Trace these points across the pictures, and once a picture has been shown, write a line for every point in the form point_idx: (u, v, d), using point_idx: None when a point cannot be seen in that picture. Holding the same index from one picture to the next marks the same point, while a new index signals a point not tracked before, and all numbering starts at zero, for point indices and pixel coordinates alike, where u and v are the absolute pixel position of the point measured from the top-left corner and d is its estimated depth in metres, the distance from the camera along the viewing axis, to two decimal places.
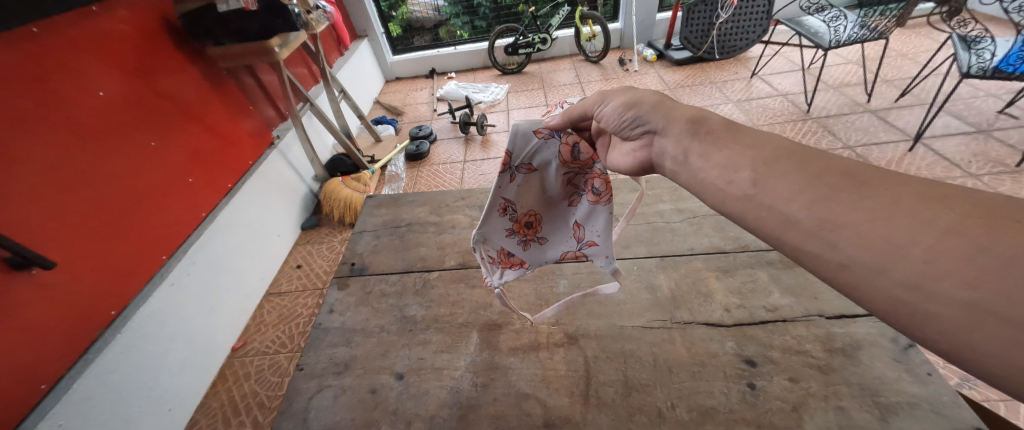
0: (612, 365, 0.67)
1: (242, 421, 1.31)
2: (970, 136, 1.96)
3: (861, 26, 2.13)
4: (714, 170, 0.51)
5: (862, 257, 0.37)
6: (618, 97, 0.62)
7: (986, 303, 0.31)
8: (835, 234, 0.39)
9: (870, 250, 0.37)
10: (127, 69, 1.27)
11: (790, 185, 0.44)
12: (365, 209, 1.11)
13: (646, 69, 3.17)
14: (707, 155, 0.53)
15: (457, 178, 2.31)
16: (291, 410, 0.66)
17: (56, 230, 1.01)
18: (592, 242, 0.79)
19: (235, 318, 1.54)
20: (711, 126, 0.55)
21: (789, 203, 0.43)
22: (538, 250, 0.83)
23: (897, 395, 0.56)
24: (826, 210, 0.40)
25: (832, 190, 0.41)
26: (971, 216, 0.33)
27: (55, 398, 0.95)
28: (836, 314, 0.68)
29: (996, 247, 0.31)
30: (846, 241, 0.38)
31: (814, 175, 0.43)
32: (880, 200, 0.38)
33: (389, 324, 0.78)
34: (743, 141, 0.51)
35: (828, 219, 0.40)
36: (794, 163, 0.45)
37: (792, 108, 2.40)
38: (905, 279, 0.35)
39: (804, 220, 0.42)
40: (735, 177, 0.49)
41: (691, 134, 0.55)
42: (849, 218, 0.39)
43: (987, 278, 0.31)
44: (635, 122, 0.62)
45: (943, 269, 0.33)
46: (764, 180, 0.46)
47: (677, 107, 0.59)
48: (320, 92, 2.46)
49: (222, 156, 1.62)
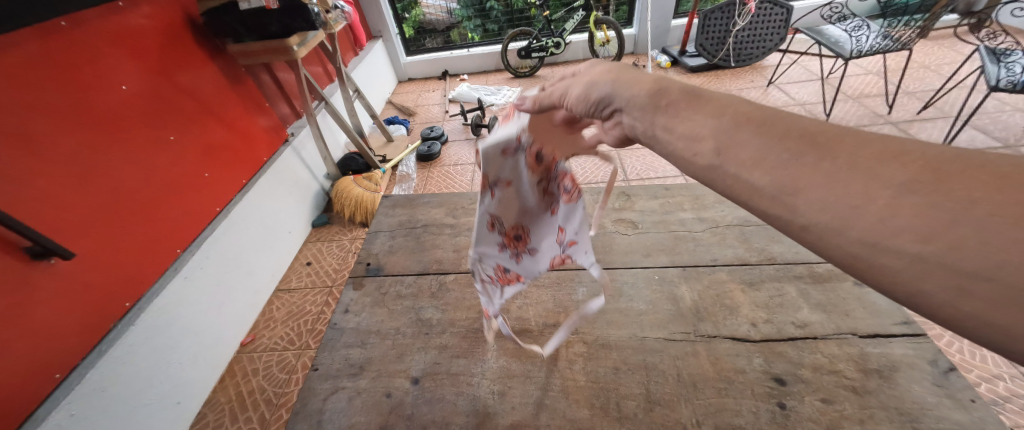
0: (634, 377, 0.64)
1: (249, 417, 1.30)
2: (997, 151, 1.90)
3: (883, 37, 2.08)
4: (678, 142, 0.47)
5: (818, 219, 0.36)
6: (577, 82, 0.57)
7: (939, 256, 0.30)
8: (795, 200, 0.37)
9: (829, 212, 0.35)
10: (150, 64, 1.29)
11: (753, 151, 0.40)
12: (381, 209, 1.10)
13: (659, 75, 3.14)
14: (671, 128, 0.48)
15: (468, 180, 2.29)
16: (306, 411, 0.65)
17: (76, 222, 1.02)
18: (572, 241, 0.78)
19: (246, 313, 1.54)
20: (670, 96, 0.50)
21: (752, 172, 0.40)
22: (529, 261, 0.80)
23: (938, 422, 0.54)
24: (789, 176, 0.38)
25: (796, 153, 0.38)
26: (928, 171, 0.32)
27: (70, 388, 0.96)
28: (870, 334, 0.66)
29: (947, 201, 0.30)
30: (808, 204, 0.36)
31: (775, 138, 0.40)
32: (839, 161, 0.35)
33: (405, 326, 0.77)
34: (708, 108, 0.46)
35: (789, 183, 0.37)
36: (756, 127, 0.42)
37: (810, 118, 2.36)
38: (860, 237, 0.33)
39: (767, 188, 0.39)
40: (697, 149, 0.45)
41: (650, 109, 0.50)
42: (811, 180, 0.36)
43: (936, 232, 0.30)
44: (600, 104, 0.56)
45: (894, 227, 0.32)
46: (727, 149, 0.42)
47: (638, 79, 0.53)
48: (335, 91, 2.47)
49: (238, 152, 1.63)
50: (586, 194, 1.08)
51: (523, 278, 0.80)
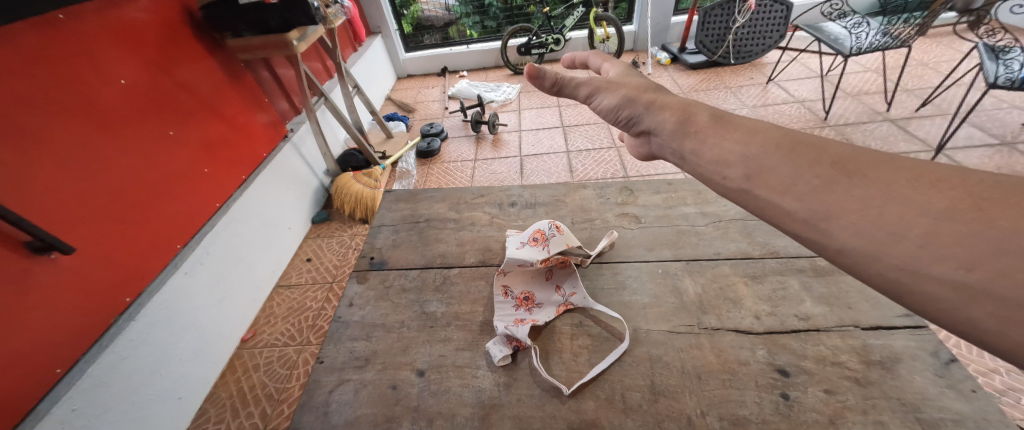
0: (639, 369, 0.65)
1: (251, 412, 1.30)
2: (994, 148, 1.91)
3: (883, 34, 2.07)
4: (708, 165, 0.50)
5: (855, 244, 0.38)
6: (610, 93, 0.61)
7: (982, 283, 0.33)
8: (829, 225, 0.40)
9: (866, 238, 0.38)
10: (148, 58, 1.28)
11: (782, 177, 0.44)
12: (384, 204, 1.10)
13: (659, 71, 3.14)
14: (700, 152, 0.51)
15: (468, 177, 2.29)
16: (312, 403, 0.65)
17: (75, 216, 1.01)
18: (573, 292, 0.79)
19: (246, 309, 1.54)
20: (698, 123, 0.53)
21: (783, 197, 0.43)
22: (543, 294, 0.81)
23: (939, 411, 0.55)
24: (819, 201, 0.41)
25: (825, 181, 0.41)
26: (963, 200, 0.35)
27: (71, 382, 0.95)
28: (872, 325, 0.66)
29: (989, 230, 0.33)
30: (842, 230, 0.39)
31: (805, 165, 0.43)
32: (871, 188, 0.39)
33: (410, 319, 0.77)
34: (738, 133, 0.49)
35: (821, 209, 0.40)
36: (785, 154, 0.45)
37: (809, 115, 2.37)
38: (900, 263, 0.36)
39: (799, 212, 0.42)
40: (728, 172, 0.48)
41: (680, 133, 0.54)
42: (843, 207, 0.39)
43: (978, 260, 0.33)
44: (627, 122, 0.61)
45: (935, 253, 0.35)
46: (758, 174, 0.45)
47: (667, 104, 0.57)
48: (334, 87, 2.46)
49: (237, 147, 1.62)
50: (588, 189, 1.08)
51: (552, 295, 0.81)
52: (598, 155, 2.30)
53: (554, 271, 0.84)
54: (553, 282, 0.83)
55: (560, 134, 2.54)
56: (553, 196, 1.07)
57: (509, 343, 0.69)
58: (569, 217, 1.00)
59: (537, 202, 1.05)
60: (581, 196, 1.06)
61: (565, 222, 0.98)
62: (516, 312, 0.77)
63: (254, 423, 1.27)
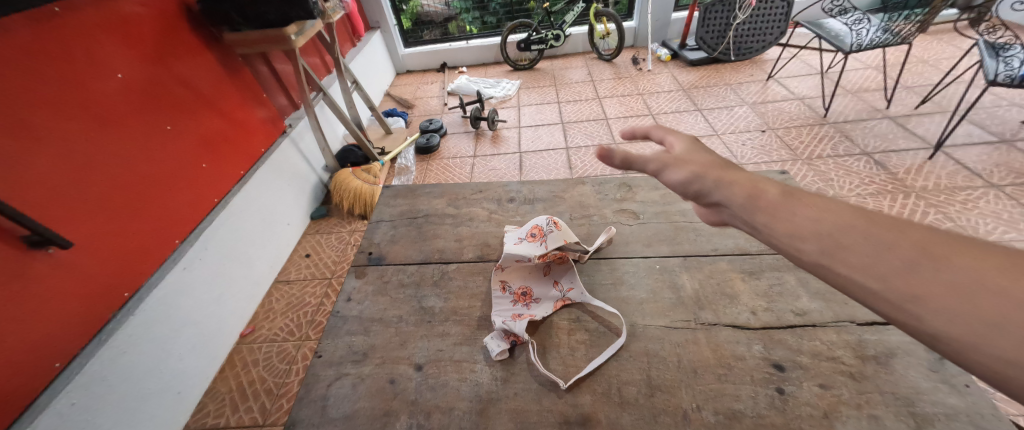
0: (635, 364, 0.65)
1: (250, 407, 1.30)
2: (992, 145, 1.91)
3: (883, 31, 2.08)
4: (782, 239, 0.43)
5: (948, 330, 0.32)
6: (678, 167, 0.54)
7: None
8: (917, 307, 0.34)
9: (962, 326, 0.32)
10: (145, 53, 1.27)
11: (860, 252, 0.38)
12: (382, 199, 1.11)
13: (659, 68, 3.13)
14: (774, 227, 0.45)
15: (467, 173, 2.29)
16: (310, 397, 0.66)
17: (72, 211, 1.01)
18: (571, 287, 0.80)
19: (245, 304, 1.54)
20: (773, 196, 0.47)
21: (859, 272, 0.38)
22: (541, 290, 0.82)
23: (933, 406, 0.55)
24: (905, 282, 0.35)
25: (913, 259, 0.36)
26: None
27: (69, 377, 0.95)
28: (868, 321, 0.67)
29: None
30: (931, 314, 0.33)
31: (889, 242, 0.38)
32: (967, 273, 0.33)
33: (407, 314, 0.77)
34: (814, 207, 0.44)
35: (905, 290, 0.35)
36: (866, 228, 0.40)
37: (809, 112, 2.37)
38: (1003, 355, 0.30)
39: (884, 292, 0.36)
40: (801, 246, 0.42)
41: (753, 206, 0.47)
42: (932, 290, 0.34)
43: None
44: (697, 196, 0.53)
45: None
46: (835, 249, 0.40)
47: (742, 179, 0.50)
48: (333, 82, 2.45)
49: (235, 142, 1.61)
50: (587, 185, 1.08)
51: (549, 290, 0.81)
52: None
53: (552, 266, 0.84)
54: (550, 278, 0.83)
55: (560, 130, 2.54)
56: (552, 192, 1.07)
57: (508, 337, 0.69)
58: (567, 213, 1.00)
59: (536, 198, 1.05)
60: (579, 192, 1.06)
61: (564, 219, 0.98)
62: (514, 307, 0.77)
63: (254, 418, 1.27)
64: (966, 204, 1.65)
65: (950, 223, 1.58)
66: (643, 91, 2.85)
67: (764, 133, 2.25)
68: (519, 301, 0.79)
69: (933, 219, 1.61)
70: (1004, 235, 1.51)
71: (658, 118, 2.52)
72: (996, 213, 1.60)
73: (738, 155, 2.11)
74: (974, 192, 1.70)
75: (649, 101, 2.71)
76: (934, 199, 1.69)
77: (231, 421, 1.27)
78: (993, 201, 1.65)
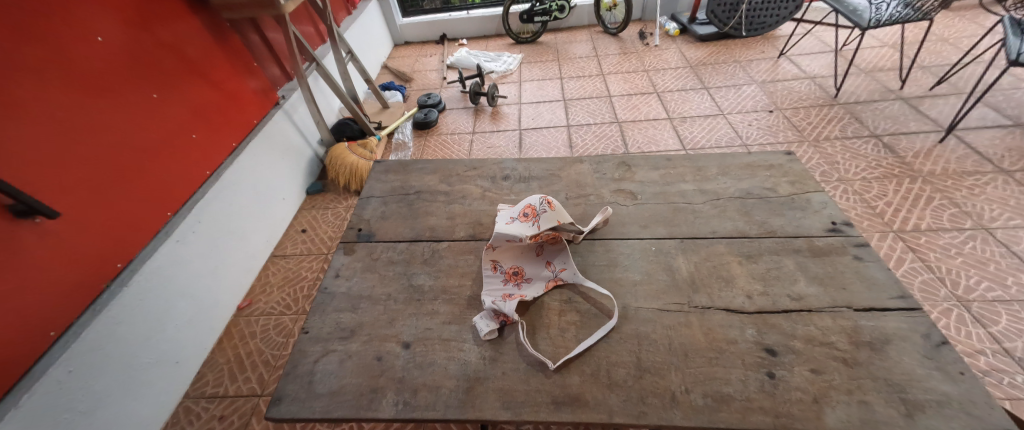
0: (626, 346, 0.64)
1: (247, 377, 1.32)
2: (1006, 129, 1.85)
3: (904, 5, 1.96)
4: None
5: None
6: None
7: None
8: None
9: None
10: (127, 14, 1.21)
11: None
12: (373, 175, 1.08)
13: (667, 43, 3.02)
14: None
15: (465, 149, 2.25)
16: (295, 373, 0.65)
17: (59, 180, 0.98)
18: (563, 268, 0.78)
19: (241, 276, 1.55)
20: None
21: None
22: (532, 269, 0.81)
23: (925, 393, 0.54)
24: None
25: None
26: None
27: (66, 345, 0.96)
28: (865, 307, 0.65)
29: None
30: None
31: None
32: None
33: (396, 292, 0.76)
34: None
35: None
36: None
37: (818, 91, 2.29)
38: None
39: None
40: None
41: None
42: None
43: None
44: None
45: None
46: None
47: None
48: (326, 52, 2.36)
49: (227, 112, 1.57)
50: (585, 164, 1.05)
51: (540, 269, 0.81)
52: (598, 130, 2.24)
53: (544, 247, 0.84)
54: (543, 258, 0.82)
55: (561, 107, 2.47)
56: (549, 170, 1.04)
57: (500, 319, 0.69)
58: (563, 193, 0.97)
59: (531, 176, 1.02)
60: (577, 171, 1.03)
61: (560, 198, 0.96)
62: (505, 287, 0.76)
63: (252, 388, 1.29)
64: (973, 190, 1.61)
65: (955, 209, 1.55)
66: (648, 68, 2.75)
67: (771, 113, 2.18)
68: (510, 283, 0.77)
69: (938, 204, 1.58)
70: (1009, 221, 1.49)
71: (662, 96, 2.45)
72: (1003, 199, 1.56)
73: (743, 136, 2.06)
74: (983, 177, 1.66)
75: (654, 78, 2.63)
76: (941, 184, 1.66)
77: (230, 390, 1.29)
78: (1001, 187, 1.61)
